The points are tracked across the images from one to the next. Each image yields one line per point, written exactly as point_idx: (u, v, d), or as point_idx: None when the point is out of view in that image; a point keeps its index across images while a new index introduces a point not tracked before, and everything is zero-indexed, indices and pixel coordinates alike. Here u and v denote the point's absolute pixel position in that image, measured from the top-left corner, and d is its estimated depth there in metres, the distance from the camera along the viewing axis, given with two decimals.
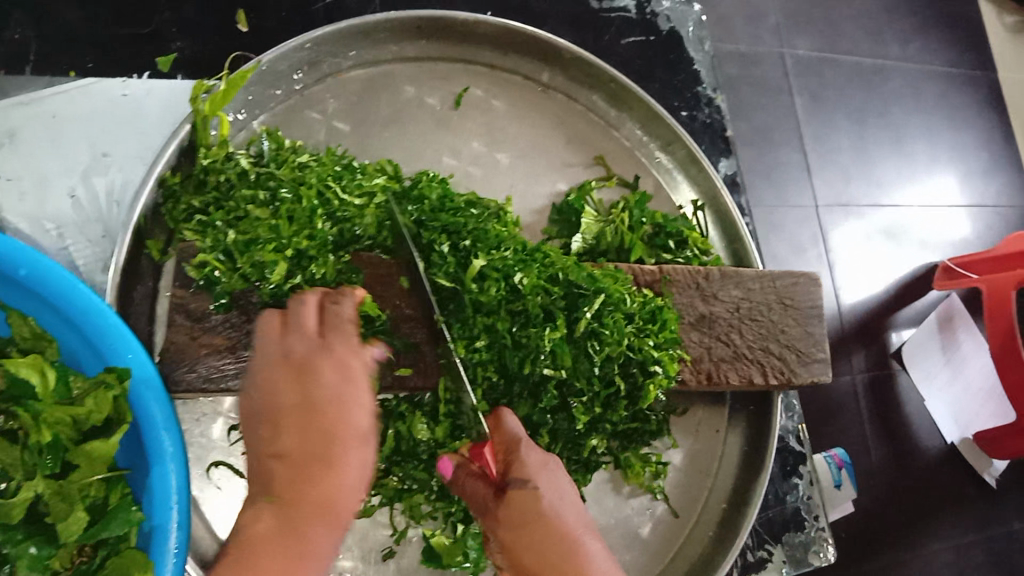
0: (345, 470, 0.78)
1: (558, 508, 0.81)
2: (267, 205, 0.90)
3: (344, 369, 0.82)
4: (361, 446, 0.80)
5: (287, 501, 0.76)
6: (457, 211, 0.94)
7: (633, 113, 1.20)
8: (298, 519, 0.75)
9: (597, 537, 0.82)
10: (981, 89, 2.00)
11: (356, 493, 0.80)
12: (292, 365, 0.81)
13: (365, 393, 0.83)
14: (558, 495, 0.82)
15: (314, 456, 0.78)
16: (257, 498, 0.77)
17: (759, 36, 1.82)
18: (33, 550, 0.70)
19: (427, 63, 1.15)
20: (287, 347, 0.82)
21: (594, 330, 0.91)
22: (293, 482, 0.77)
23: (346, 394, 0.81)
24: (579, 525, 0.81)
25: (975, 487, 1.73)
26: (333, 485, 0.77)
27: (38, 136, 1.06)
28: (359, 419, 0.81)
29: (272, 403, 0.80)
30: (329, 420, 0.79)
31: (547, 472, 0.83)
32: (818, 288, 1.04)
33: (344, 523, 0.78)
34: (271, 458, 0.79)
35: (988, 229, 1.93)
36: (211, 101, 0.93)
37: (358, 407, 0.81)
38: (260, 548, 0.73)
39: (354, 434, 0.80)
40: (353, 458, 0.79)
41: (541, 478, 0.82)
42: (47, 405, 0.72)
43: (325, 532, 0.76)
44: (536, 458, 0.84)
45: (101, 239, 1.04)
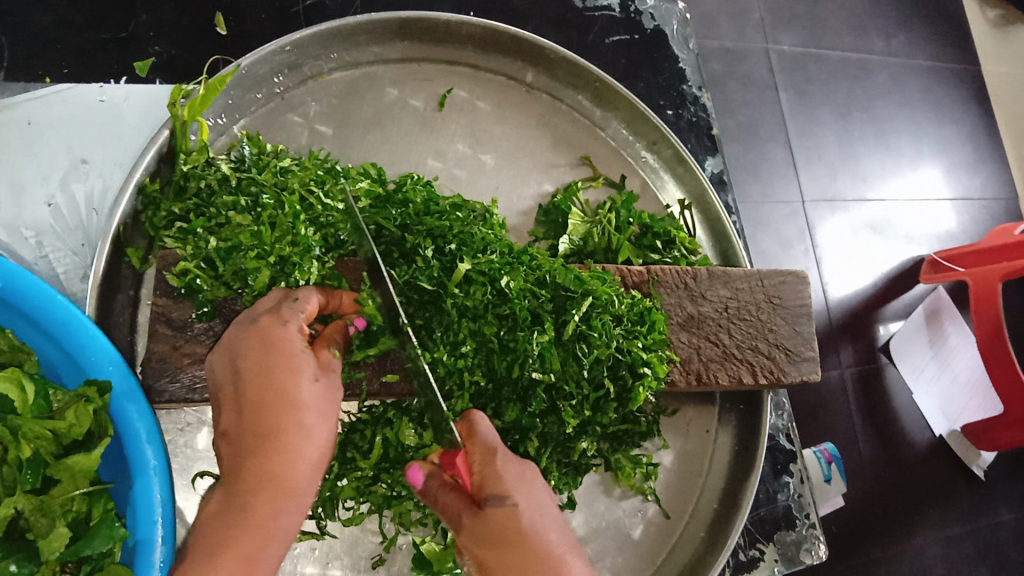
0: (284, 441, 0.76)
1: (537, 526, 0.80)
2: (247, 211, 0.87)
3: (267, 337, 0.78)
4: (301, 411, 0.77)
5: (231, 478, 0.76)
6: (442, 215, 0.94)
7: (618, 112, 1.19)
8: (240, 494, 0.75)
9: (574, 550, 0.82)
10: (965, 83, 2.01)
11: (310, 462, 0.78)
12: (219, 342, 0.79)
13: (297, 355, 0.79)
14: (536, 510, 0.81)
15: (251, 432, 0.77)
16: (214, 480, 0.78)
17: (742, 32, 1.82)
18: (13, 569, 0.67)
19: (410, 64, 1.14)
20: (219, 326, 0.80)
21: (582, 333, 0.91)
22: (236, 460, 0.76)
23: (273, 362, 0.77)
24: (559, 542, 0.80)
25: (964, 480, 1.73)
26: (272, 458, 0.75)
27: (14, 143, 1.04)
28: (292, 386, 0.78)
29: (207, 382, 0.79)
30: (258, 393, 0.77)
31: (525, 486, 0.82)
32: (805, 286, 1.03)
33: (302, 492, 0.77)
34: (221, 437, 0.79)
35: (973, 222, 1.93)
36: (189, 106, 0.91)
37: (290, 373, 0.78)
38: (205, 529, 0.74)
39: (288, 402, 0.77)
40: (292, 427, 0.77)
41: (519, 494, 0.80)
42: (26, 419, 0.71)
43: (276, 506, 0.75)
44: (512, 471, 0.82)
45: (80, 247, 1.03)
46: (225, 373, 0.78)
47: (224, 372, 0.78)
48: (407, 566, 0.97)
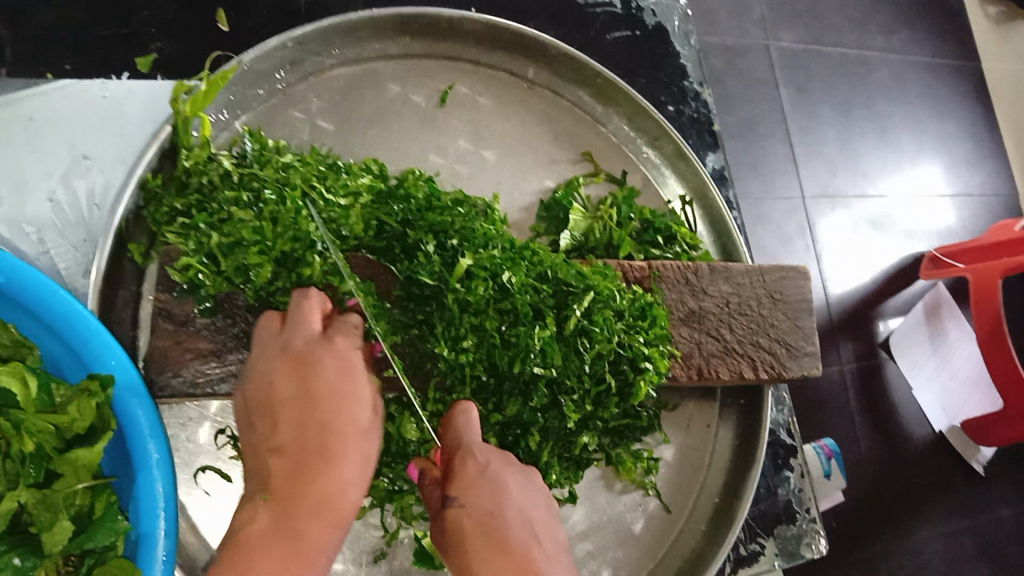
0: (346, 464, 0.78)
1: (488, 527, 0.77)
2: (251, 207, 0.88)
3: (343, 361, 0.84)
4: (362, 440, 0.81)
5: (284, 493, 0.75)
6: (444, 210, 0.93)
7: (619, 108, 1.19)
8: (293, 515, 0.74)
9: (545, 543, 0.78)
10: (965, 79, 2.01)
11: (355, 492, 0.79)
12: (291, 356, 0.82)
13: (364, 387, 0.84)
14: (495, 504, 0.79)
15: (314, 451, 0.78)
16: (253, 497, 0.77)
17: (743, 28, 1.82)
18: (17, 562, 0.68)
19: (411, 60, 1.14)
20: (286, 340, 0.83)
21: (584, 327, 0.92)
22: (290, 478, 0.76)
23: (346, 388, 0.82)
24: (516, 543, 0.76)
25: (964, 476, 1.74)
26: (333, 480, 0.77)
27: (18, 139, 1.04)
28: (360, 413, 0.82)
29: (270, 393, 0.81)
30: (328, 414, 0.80)
31: (484, 482, 0.80)
32: (807, 282, 1.04)
33: (346, 522, 0.77)
34: (272, 454, 0.79)
35: (973, 218, 1.94)
36: (192, 101, 0.92)
37: (358, 401, 0.82)
38: (253, 546, 0.71)
39: (355, 428, 0.81)
40: (354, 453, 0.79)
41: (469, 495, 0.79)
42: (29, 413, 0.71)
43: (326, 531, 0.75)
44: (470, 467, 0.81)
45: (82, 243, 1.03)
46: (296, 390, 0.81)
47: (295, 388, 0.81)
48: (409, 560, 0.98)
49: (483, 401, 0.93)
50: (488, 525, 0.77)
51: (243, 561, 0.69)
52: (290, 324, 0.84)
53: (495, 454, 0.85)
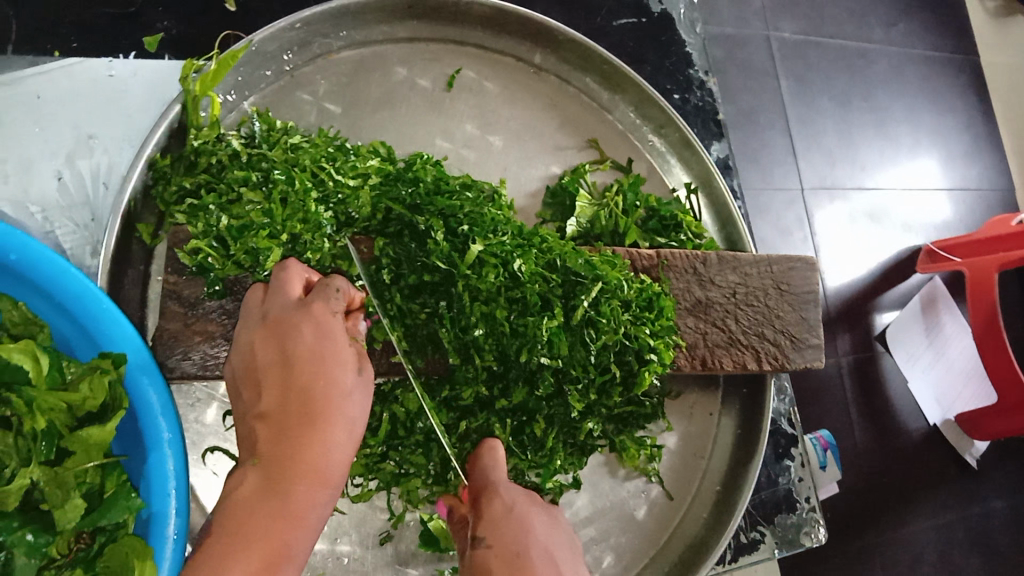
0: (329, 427, 0.77)
1: (521, 543, 0.78)
2: (259, 188, 0.88)
3: (322, 325, 0.80)
4: (346, 402, 0.79)
5: (267, 461, 0.75)
6: (452, 194, 0.93)
7: (626, 95, 1.19)
8: (278, 479, 0.74)
9: (564, 570, 0.77)
10: (964, 73, 2.01)
11: (344, 452, 0.78)
12: (269, 324, 0.80)
13: (345, 348, 0.81)
14: (521, 532, 0.80)
15: (296, 416, 0.77)
16: (243, 462, 0.78)
17: (745, 19, 1.83)
18: (30, 538, 0.69)
19: (418, 44, 1.14)
20: (266, 309, 0.82)
21: (591, 318, 0.91)
22: (274, 442, 0.76)
23: (327, 350, 0.79)
24: (541, 554, 0.77)
25: (957, 467, 1.75)
26: (315, 444, 0.76)
27: (24, 117, 1.04)
28: (341, 374, 0.79)
29: (252, 361, 0.80)
30: (307, 378, 0.78)
31: (509, 519, 0.81)
32: (814, 273, 1.03)
33: (335, 482, 0.78)
34: (257, 419, 0.79)
35: (970, 212, 1.95)
36: (201, 81, 0.91)
37: (340, 363, 0.79)
38: (241, 510, 0.73)
39: (337, 391, 0.78)
40: (339, 415, 0.78)
41: (501, 523, 0.80)
42: (40, 391, 0.71)
43: (312, 493, 0.76)
44: (498, 505, 0.82)
45: (90, 225, 1.02)
46: (275, 354, 0.79)
47: (273, 353, 0.79)
48: (415, 544, 0.98)
49: (490, 385, 0.93)
50: (517, 551, 0.77)
51: (230, 527, 0.72)
52: (272, 291, 0.83)
53: (525, 497, 0.86)
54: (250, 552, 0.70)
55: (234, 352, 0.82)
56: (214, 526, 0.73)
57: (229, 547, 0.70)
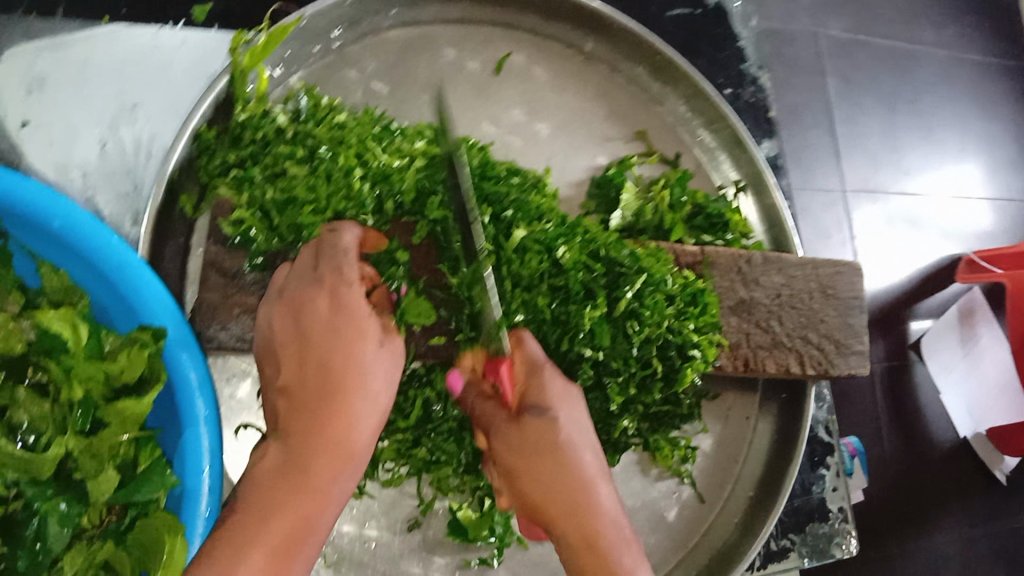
0: (348, 399, 0.76)
1: (575, 444, 0.81)
2: (304, 162, 0.87)
3: (338, 298, 0.79)
4: (366, 376, 0.77)
5: (289, 436, 0.75)
6: (499, 179, 0.91)
7: (678, 88, 1.15)
8: (299, 452, 0.74)
9: (604, 477, 0.82)
10: (1018, 80, 1.95)
11: (368, 426, 0.77)
12: (285, 300, 0.79)
13: (364, 320, 0.79)
14: (577, 429, 0.82)
15: (313, 390, 0.77)
16: (267, 438, 0.78)
17: (795, 14, 1.79)
18: (63, 508, 0.68)
19: (468, 26, 1.12)
20: (284, 284, 0.80)
21: (634, 310, 0.90)
22: (297, 417, 0.76)
23: (343, 324, 0.79)
24: (593, 457, 0.82)
25: (987, 483, 1.71)
26: (340, 418, 0.76)
27: (71, 83, 1.04)
28: (358, 346, 0.78)
29: (270, 338, 0.80)
30: (324, 354, 0.78)
31: (571, 402, 0.83)
32: (860, 279, 1.01)
33: (360, 457, 0.76)
34: (279, 395, 0.79)
35: (1014, 224, 1.90)
36: (251, 53, 0.90)
37: (358, 337, 0.79)
38: (261, 484, 0.73)
39: (355, 365, 0.77)
40: (358, 389, 0.77)
41: (562, 410, 0.82)
42: (78, 359, 0.71)
43: (335, 466, 0.74)
44: (558, 386, 0.83)
45: (130, 193, 1.02)
46: (291, 331, 0.79)
47: (290, 329, 0.79)
48: (442, 533, 0.97)
49: None
50: (573, 450, 0.81)
51: (249, 498, 0.72)
52: (290, 265, 0.81)
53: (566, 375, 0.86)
54: (270, 523, 0.69)
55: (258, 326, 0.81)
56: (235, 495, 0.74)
57: (247, 520, 0.70)
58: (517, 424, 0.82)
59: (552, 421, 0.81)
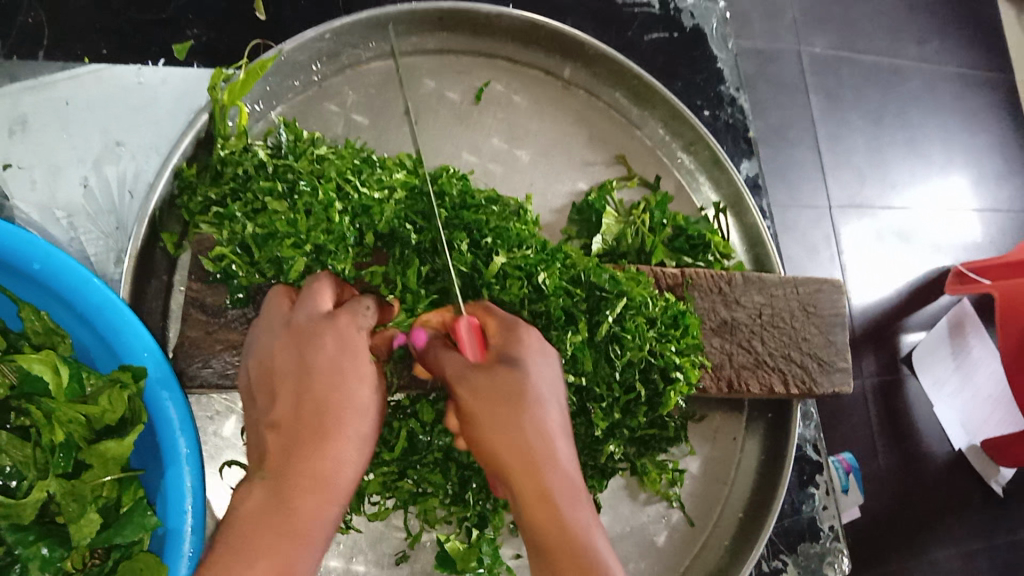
0: (340, 441, 0.75)
1: (542, 399, 0.75)
2: (284, 198, 0.87)
3: (345, 338, 0.78)
4: (357, 420, 0.76)
5: (276, 474, 0.72)
6: (478, 208, 0.92)
7: (656, 111, 1.17)
8: (287, 492, 0.71)
9: (567, 442, 0.76)
10: (998, 92, 1.97)
11: (353, 470, 0.75)
12: (292, 331, 0.79)
13: (366, 364, 0.79)
14: (545, 385, 0.77)
15: (309, 428, 0.74)
16: (250, 477, 0.74)
17: (776, 33, 1.80)
18: (45, 552, 0.68)
19: (446, 56, 1.13)
20: (291, 317, 0.80)
21: (615, 334, 0.90)
22: (284, 454, 0.74)
23: (346, 363, 0.77)
24: (558, 419, 0.76)
25: (981, 494, 1.71)
26: (326, 459, 0.73)
27: (52, 123, 1.04)
28: (357, 390, 0.77)
29: (269, 369, 0.78)
30: (324, 391, 0.76)
31: (542, 359, 0.78)
32: (842, 297, 1.01)
33: (342, 500, 0.74)
34: (269, 429, 0.76)
35: (1000, 233, 1.91)
36: (230, 91, 0.91)
37: (357, 378, 0.78)
38: (243, 527, 0.69)
39: (352, 407, 0.76)
40: (349, 431, 0.76)
41: (531, 361, 0.77)
42: (60, 402, 0.71)
43: (318, 511, 0.72)
44: (534, 342, 0.79)
45: (114, 231, 1.03)
46: (292, 364, 0.77)
47: (293, 361, 0.77)
48: (430, 564, 0.97)
49: None
50: (541, 401, 0.75)
51: (234, 539, 0.68)
52: (301, 300, 0.81)
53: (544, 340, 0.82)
54: (257, 566, 0.66)
55: (248, 358, 0.80)
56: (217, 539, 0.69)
57: (233, 559, 0.66)
58: (487, 370, 0.76)
59: (523, 372, 0.76)
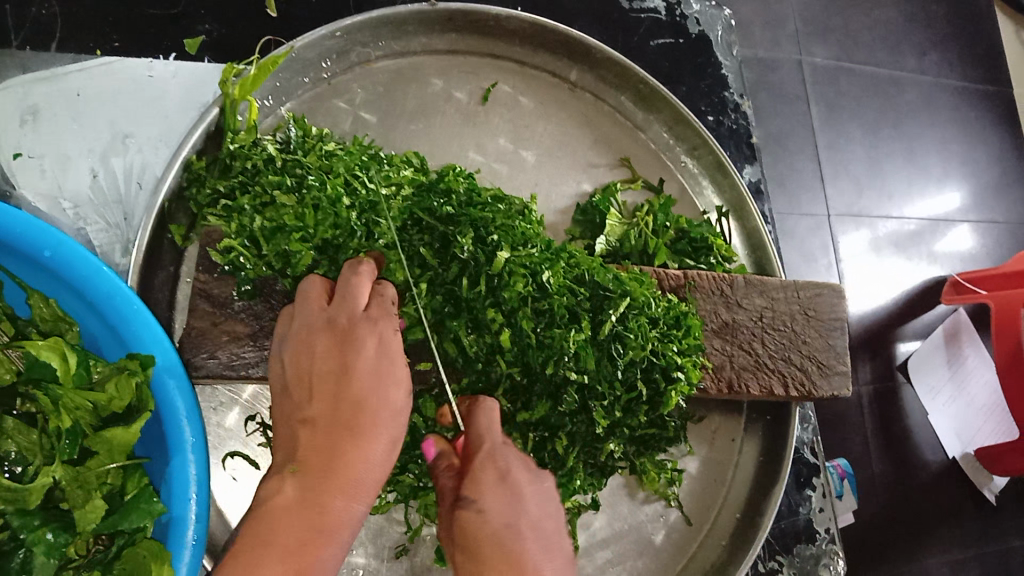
0: (376, 442, 0.77)
1: (512, 530, 0.76)
2: (292, 192, 0.87)
3: (385, 344, 0.81)
4: (392, 423, 0.79)
5: (309, 470, 0.74)
6: (484, 206, 0.92)
7: (661, 116, 1.18)
8: (320, 491, 0.73)
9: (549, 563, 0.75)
10: (997, 105, 1.99)
11: (382, 469, 0.77)
12: (333, 331, 0.81)
13: (401, 370, 0.81)
14: (512, 514, 0.77)
15: (344, 427, 0.76)
16: (280, 469, 0.75)
17: (779, 41, 1.81)
18: (50, 537, 0.69)
19: (455, 56, 1.13)
20: (331, 314, 0.81)
21: (618, 333, 0.90)
22: (320, 451, 0.75)
23: (384, 367, 0.80)
24: (534, 546, 0.75)
25: (975, 503, 1.72)
26: (360, 458, 0.75)
27: (63, 114, 1.05)
28: (395, 394, 0.79)
29: (308, 364, 0.79)
30: (363, 393, 0.78)
31: (505, 492, 0.79)
32: (841, 301, 1.02)
33: (366, 500, 0.76)
34: (303, 424, 0.77)
35: (996, 245, 1.93)
36: (241, 85, 0.91)
37: (394, 382, 0.80)
38: (276, 517, 0.70)
39: (387, 409, 0.78)
40: (382, 433, 0.77)
41: (489, 497, 0.78)
42: (67, 389, 0.71)
43: (346, 509, 0.73)
44: (490, 473, 0.80)
45: (121, 222, 1.03)
46: (332, 366, 0.79)
47: (335, 362, 0.79)
48: (430, 558, 0.97)
49: (512, 399, 0.93)
50: (506, 532, 0.75)
51: (266, 533, 0.69)
52: (338, 299, 0.82)
53: (516, 456, 0.84)
54: (283, 559, 0.67)
55: (281, 349, 0.81)
56: (249, 528, 0.70)
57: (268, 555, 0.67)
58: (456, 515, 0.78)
59: (478, 509, 0.77)
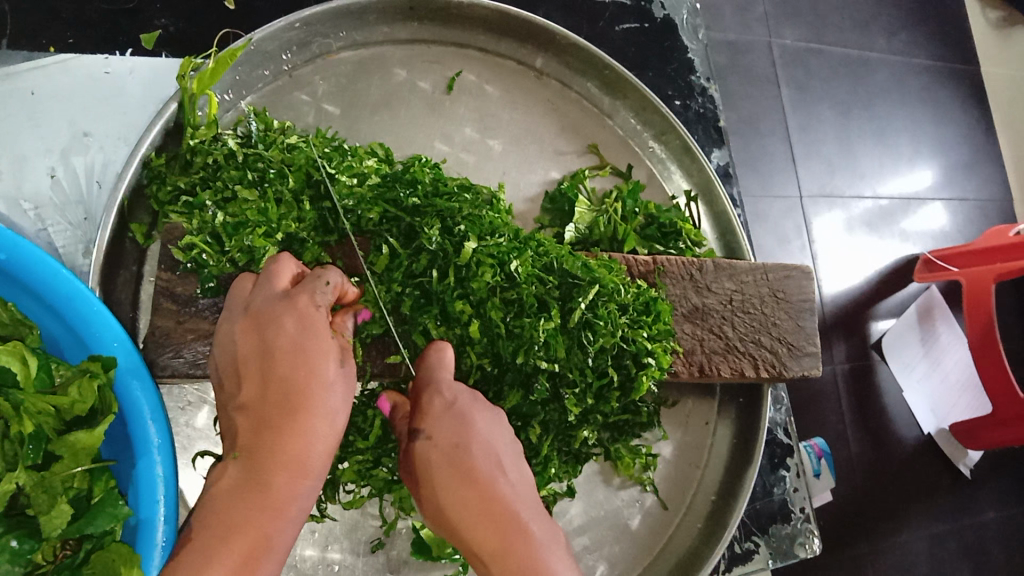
0: (309, 417, 0.76)
1: (462, 457, 0.78)
2: (255, 186, 0.87)
3: (304, 317, 0.78)
4: (328, 393, 0.77)
5: (249, 454, 0.75)
6: (451, 196, 0.91)
7: (627, 101, 1.18)
8: (257, 473, 0.74)
9: (507, 477, 0.78)
10: (963, 83, 2.00)
11: (326, 446, 0.77)
12: (250, 316, 0.79)
13: (328, 339, 0.79)
14: (463, 437, 0.80)
15: (275, 409, 0.76)
16: (227, 457, 0.78)
17: (746, 24, 1.82)
18: (14, 544, 0.67)
19: (418, 45, 1.12)
20: (250, 300, 0.80)
21: (588, 321, 0.90)
22: (256, 435, 0.76)
23: (306, 341, 0.77)
24: (489, 464, 0.78)
25: (950, 478, 1.74)
26: (295, 436, 0.75)
27: (19, 114, 1.03)
28: (323, 365, 0.77)
29: (231, 353, 0.79)
30: (287, 371, 0.76)
31: (450, 417, 0.81)
32: (811, 282, 1.03)
33: (317, 474, 0.77)
34: (238, 411, 0.78)
35: (968, 223, 1.94)
36: (199, 79, 0.90)
37: (321, 354, 0.78)
38: (221, 502, 0.73)
39: (317, 381, 0.77)
40: (317, 406, 0.76)
41: (436, 428, 0.80)
42: (28, 393, 0.70)
43: (293, 486, 0.75)
44: (438, 403, 0.81)
45: (82, 222, 1.02)
46: (254, 349, 0.78)
47: (253, 345, 0.78)
48: (406, 551, 0.97)
49: (483, 389, 0.92)
50: (456, 464, 0.78)
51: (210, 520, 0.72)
52: (260, 283, 0.81)
53: (460, 382, 0.84)
54: (229, 543, 0.70)
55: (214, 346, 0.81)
56: (198, 515, 0.74)
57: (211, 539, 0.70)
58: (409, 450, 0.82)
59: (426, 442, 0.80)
